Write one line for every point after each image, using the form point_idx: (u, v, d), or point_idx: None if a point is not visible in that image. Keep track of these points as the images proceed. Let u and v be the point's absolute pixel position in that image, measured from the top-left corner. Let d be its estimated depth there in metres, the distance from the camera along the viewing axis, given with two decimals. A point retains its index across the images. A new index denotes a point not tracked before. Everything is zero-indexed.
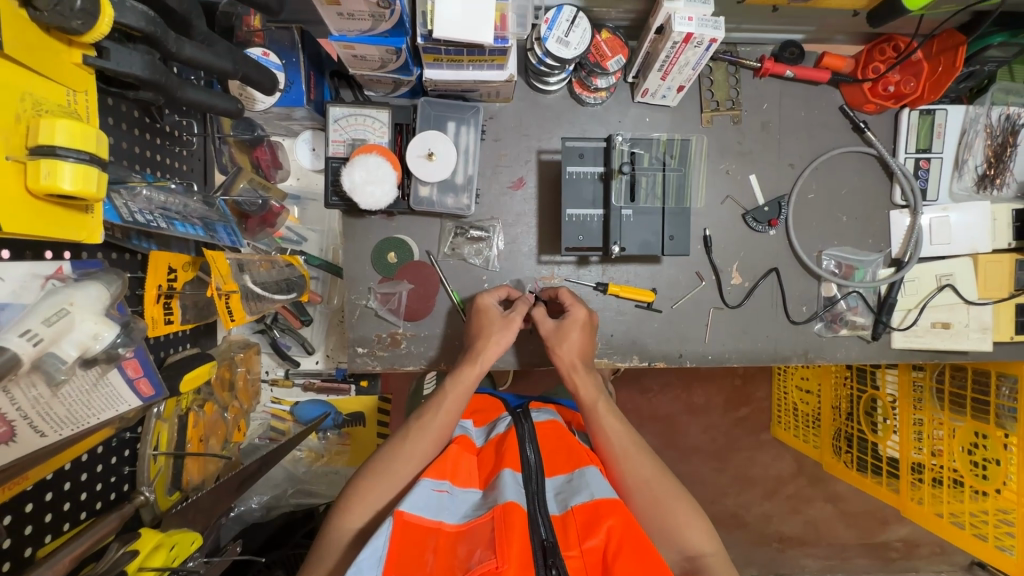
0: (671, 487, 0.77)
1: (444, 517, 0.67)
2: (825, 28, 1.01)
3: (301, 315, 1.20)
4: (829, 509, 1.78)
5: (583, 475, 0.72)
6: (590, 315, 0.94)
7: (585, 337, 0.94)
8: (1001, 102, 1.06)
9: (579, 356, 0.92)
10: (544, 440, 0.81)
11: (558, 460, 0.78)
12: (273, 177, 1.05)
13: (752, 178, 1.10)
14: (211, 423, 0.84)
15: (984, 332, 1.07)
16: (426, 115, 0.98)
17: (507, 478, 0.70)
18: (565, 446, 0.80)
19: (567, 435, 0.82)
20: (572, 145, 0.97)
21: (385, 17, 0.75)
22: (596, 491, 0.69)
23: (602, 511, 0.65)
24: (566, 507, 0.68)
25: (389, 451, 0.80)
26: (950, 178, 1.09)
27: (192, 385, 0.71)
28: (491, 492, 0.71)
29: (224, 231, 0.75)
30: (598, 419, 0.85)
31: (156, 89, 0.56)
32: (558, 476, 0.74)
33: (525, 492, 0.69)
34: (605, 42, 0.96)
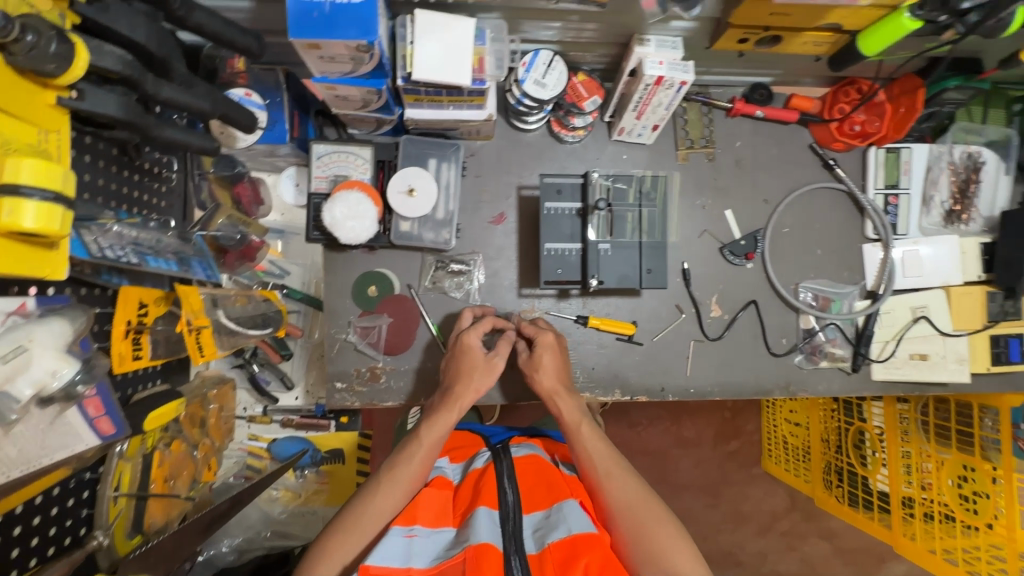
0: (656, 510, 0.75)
1: (412, 562, 0.65)
2: (791, 71, 1.06)
3: (281, 349, 1.18)
4: (825, 547, 1.71)
5: (561, 510, 0.70)
6: (558, 337, 0.94)
7: (559, 364, 0.93)
8: (962, 141, 1.10)
9: (556, 383, 0.91)
10: (523, 474, 0.79)
11: (537, 493, 0.76)
12: (255, 212, 1.06)
13: (728, 214, 1.13)
14: (177, 462, 0.81)
15: (961, 363, 1.08)
16: (407, 153, 1.01)
17: (482, 516, 0.68)
18: (545, 480, 0.77)
19: (547, 468, 0.80)
20: (550, 182, 1.00)
21: (365, 61, 0.77)
22: (573, 527, 0.67)
23: (578, 549, 0.63)
24: (543, 545, 0.66)
25: (359, 501, 0.78)
26: (919, 213, 1.12)
27: (159, 422, 0.70)
28: (464, 530, 0.69)
29: (198, 266, 0.75)
30: (581, 440, 0.83)
31: (131, 129, 0.58)
32: (536, 513, 0.72)
33: (500, 532, 0.67)
34: (581, 84, 0.99)
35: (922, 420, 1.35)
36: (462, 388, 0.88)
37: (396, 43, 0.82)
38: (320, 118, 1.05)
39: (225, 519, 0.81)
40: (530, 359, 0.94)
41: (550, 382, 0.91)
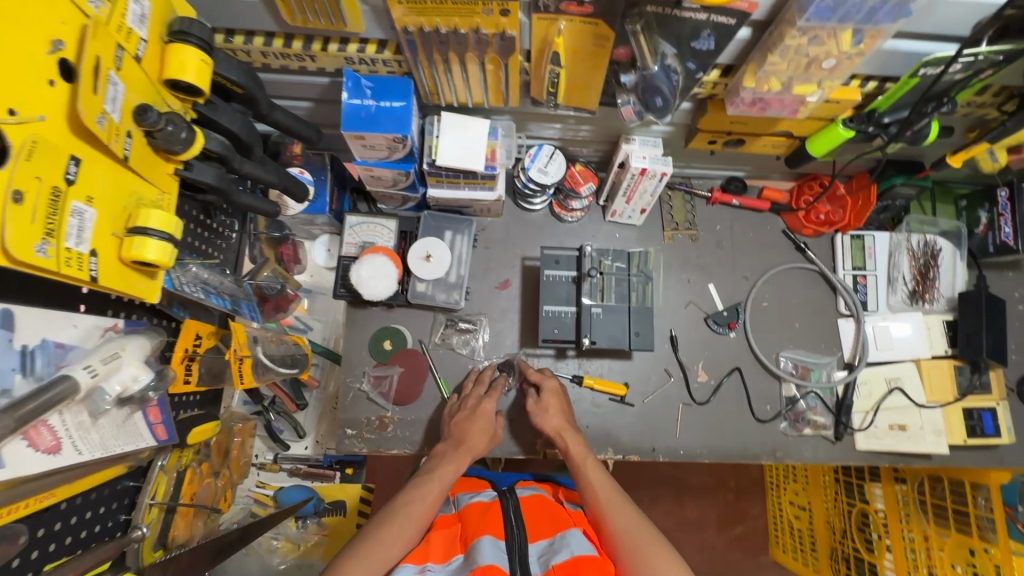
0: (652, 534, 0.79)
1: None
2: (760, 168, 1.24)
3: (297, 399, 1.26)
4: None
5: (564, 537, 0.76)
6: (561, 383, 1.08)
7: (561, 407, 1.04)
8: (918, 230, 1.24)
9: (561, 423, 1.01)
10: (527, 509, 0.85)
11: (540, 524, 0.82)
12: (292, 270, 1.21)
13: (711, 288, 1.25)
14: (202, 481, 0.84)
15: (939, 436, 1.14)
16: (427, 225, 1.17)
17: (487, 543, 0.74)
18: (548, 515, 0.84)
19: (548, 506, 0.86)
20: (550, 253, 1.14)
21: (399, 149, 0.95)
22: (575, 549, 0.73)
23: (581, 569, 0.69)
24: (548, 567, 0.72)
25: (374, 527, 0.80)
26: (886, 292, 1.24)
27: (198, 438, 0.78)
28: (470, 555, 0.74)
29: (245, 308, 0.87)
30: (584, 473, 0.91)
31: (219, 195, 0.68)
32: (541, 540, 0.78)
33: (505, 559, 0.73)
34: (578, 172, 1.17)
35: (920, 500, 1.35)
36: (472, 437, 0.99)
37: (424, 137, 1.00)
38: (354, 195, 1.22)
39: (234, 547, 0.85)
40: (536, 403, 1.06)
41: (557, 418, 1.01)
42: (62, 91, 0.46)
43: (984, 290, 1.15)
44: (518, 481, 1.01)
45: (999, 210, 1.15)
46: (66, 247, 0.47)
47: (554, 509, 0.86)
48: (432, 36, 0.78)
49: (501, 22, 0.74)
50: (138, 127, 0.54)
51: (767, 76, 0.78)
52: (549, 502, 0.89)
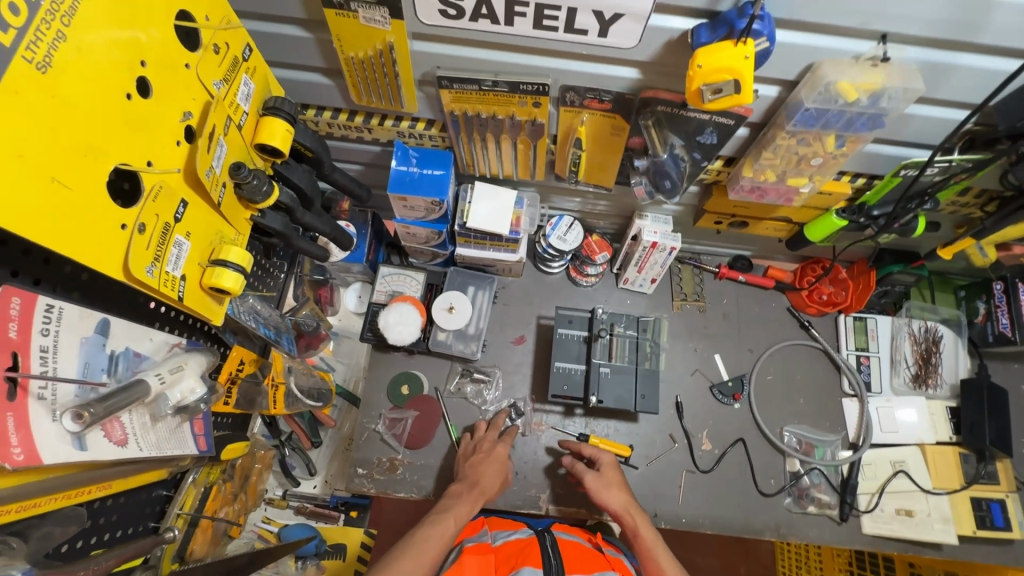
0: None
1: None
2: (764, 249, 1.33)
3: (313, 436, 1.30)
4: None
5: None
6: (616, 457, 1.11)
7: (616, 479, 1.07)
8: (919, 316, 1.29)
9: (626, 501, 1.03)
10: (566, 550, 0.88)
11: (579, 566, 0.85)
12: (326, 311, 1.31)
13: (717, 358, 1.31)
14: (222, 497, 0.89)
15: (946, 524, 1.13)
16: (453, 280, 1.27)
17: None
18: (586, 561, 0.87)
19: (586, 551, 0.90)
20: (564, 313, 1.22)
21: (436, 211, 1.07)
22: None
23: None
24: None
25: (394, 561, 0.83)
26: (889, 374, 1.27)
27: (229, 456, 0.87)
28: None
29: (286, 340, 0.95)
30: (656, 560, 0.94)
31: (282, 237, 0.79)
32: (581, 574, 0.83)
33: None
34: (595, 242, 1.27)
35: None
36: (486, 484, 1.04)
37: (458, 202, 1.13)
38: (389, 248, 1.34)
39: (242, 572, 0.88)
40: (598, 478, 1.07)
41: (622, 497, 1.03)
42: (185, 150, 0.59)
43: (985, 378, 1.18)
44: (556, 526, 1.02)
45: (996, 301, 1.21)
46: (165, 269, 0.57)
47: (591, 554, 0.90)
48: (474, 119, 0.92)
49: (534, 111, 0.87)
50: (231, 180, 0.66)
51: (763, 168, 0.89)
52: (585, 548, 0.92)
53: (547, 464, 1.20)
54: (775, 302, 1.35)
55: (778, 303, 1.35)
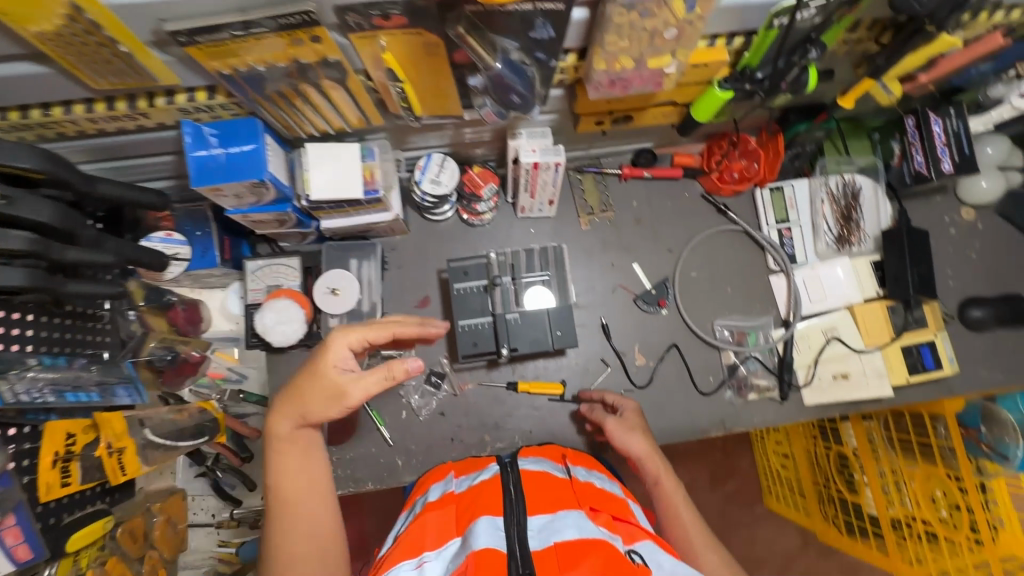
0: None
1: None
2: (665, 136, 1.19)
3: (241, 452, 1.24)
4: None
5: (565, 517, 0.70)
6: (639, 408, 1.03)
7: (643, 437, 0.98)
8: (836, 171, 1.20)
9: (652, 451, 0.96)
10: (530, 480, 0.80)
11: (543, 494, 0.76)
12: (191, 331, 1.08)
13: (635, 266, 1.22)
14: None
15: (882, 378, 1.13)
16: (330, 257, 1.13)
17: (483, 523, 0.69)
18: (551, 489, 0.78)
19: (552, 479, 0.80)
20: (457, 265, 1.09)
21: (266, 193, 0.90)
22: (584, 530, 0.67)
23: (584, 553, 0.63)
24: (548, 544, 0.66)
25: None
26: (812, 240, 1.21)
27: (82, 542, 0.75)
28: (468, 538, 0.69)
29: (121, 393, 0.85)
30: (675, 512, 0.90)
31: (42, 290, 0.67)
32: (541, 515, 0.72)
33: (504, 538, 0.68)
34: (477, 174, 1.13)
35: (888, 435, 1.49)
36: None
37: (296, 172, 0.95)
38: (253, 237, 1.17)
39: None
40: (619, 421, 1.00)
41: (649, 446, 0.95)
42: None
43: (905, 224, 1.12)
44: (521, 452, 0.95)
45: (909, 138, 1.12)
46: None
47: (583, 485, 0.82)
48: (253, 75, 0.73)
49: (319, 48, 0.70)
50: None
51: (614, 54, 0.74)
52: (549, 475, 0.82)
53: (482, 421, 1.15)
54: (686, 192, 1.25)
55: (690, 191, 1.25)
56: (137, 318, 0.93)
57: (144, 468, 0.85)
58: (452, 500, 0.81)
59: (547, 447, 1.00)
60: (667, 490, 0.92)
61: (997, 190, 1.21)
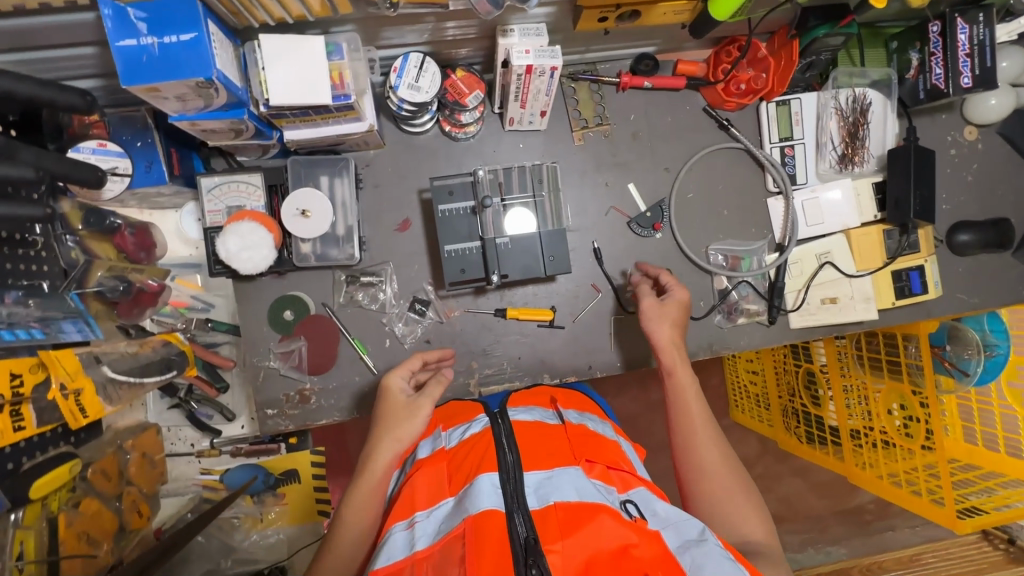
0: (735, 477, 0.84)
1: (417, 545, 0.67)
2: (670, 39, 1.06)
3: (216, 381, 1.20)
4: (799, 484, 1.80)
5: (563, 474, 0.71)
6: (689, 297, 1.00)
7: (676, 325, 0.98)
8: (847, 84, 1.12)
9: (671, 343, 0.96)
10: (523, 434, 0.81)
11: (537, 447, 0.78)
12: (143, 258, 0.97)
13: (630, 186, 1.15)
14: (97, 521, 0.87)
15: (868, 302, 1.13)
16: (297, 173, 1.01)
17: (482, 482, 0.69)
18: (544, 441, 0.80)
19: (545, 431, 0.82)
20: (441, 183, 1.00)
21: (214, 96, 0.77)
22: (583, 492, 0.68)
23: (585, 513, 0.64)
24: (546, 503, 0.67)
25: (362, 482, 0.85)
26: (815, 160, 1.15)
27: (49, 485, 0.77)
28: (463, 499, 0.70)
29: (68, 327, 0.78)
30: (684, 401, 0.92)
31: None
32: (537, 472, 0.72)
33: (503, 494, 0.69)
34: (460, 80, 0.99)
35: (858, 353, 1.53)
36: None
37: (249, 71, 0.81)
38: (205, 149, 1.03)
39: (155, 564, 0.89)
40: (655, 305, 0.99)
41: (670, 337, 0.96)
42: None
43: (913, 143, 1.07)
44: (510, 399, 0.98)
45: (931, 48, 1.03)
46: None
47: (575, 435, 0.84)
48: None
49: None
50: None
51: None
52: (542, 428, 0.84)
53: (469, 348, 1.11)
54: (688, 105, 1.15)
55: (693, 104, 1.15)
56: (76, 244, 0.82)
57: (107, 407, 0.83)
58: (446, 456, 0.82)
59: (538, 392, 1.04)
60: (682, 381, 0.93)
61: (1005, 109, 1.16)
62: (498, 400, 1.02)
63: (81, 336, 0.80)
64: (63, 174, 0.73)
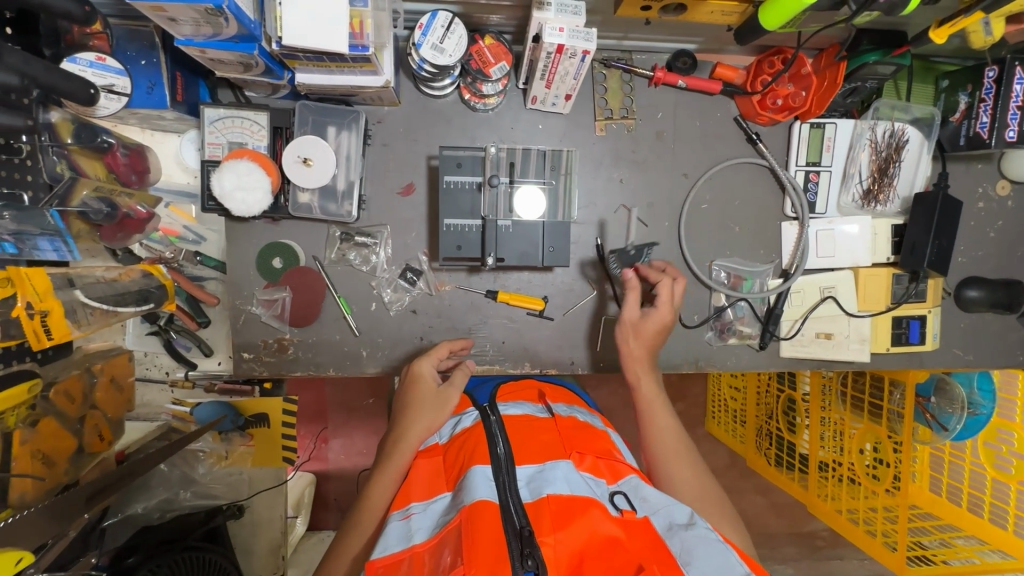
0: (686, 451, 0.86)
1: (413, 537, 0.67)
2: (713, 40, 1.01)
3: (197, 316, 1.18)
4: (760, 502, 1.80)
5: (555, 467, 0.72)
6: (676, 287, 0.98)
7: (657, 337, 0.98)
8: (887, 117, 1.07)
9: (642, 354, 0.98)
10: (512, 425, 0.83)
11: (528, 439, 0.80)
12: (134, 183, 0.96)
13: (644, 186, 1.11)
14: (54, 441, 0.86)
15: (863, 344, 1.11)
16: (304, 119, 0.97)
17: (477, 474, 0.70)
18: (534, 432, 0.82)
19: (533, 422, 0.85)
20: (450, 154, 0.96)
21: (224, 25, 0.73)
22: (573, 486, 0.69)
23: (576, 506, 0.66)
24: (539, 496, 0.68)
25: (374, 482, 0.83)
26: (838, 191, 1.10)
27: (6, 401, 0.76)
28: (459, 492, 0.70)
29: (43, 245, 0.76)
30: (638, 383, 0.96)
31: None
32: (529, 466, 0.74)
33: (495, 486, 0.70)
34: (487, 48, 0.94)
35: (842, 390, 1.53)
36: None
37: (266, 5, 0.77)
38: (213, 79, 0.99)
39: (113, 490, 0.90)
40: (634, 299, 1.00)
41: (642, 349, 0.97)
42: None
43: (942, 191, 1.02)
44: (498, 392, 0.97)
45: (982, 94, 0.97)
46: None
47: (565, 427, 0.84)
48: None
49: None
50: None
51: None
52: (530, 420, 0.86)
53: (454, 324, 1.09)
54: (719, 111, 1.10)
55: (724, 112, 1.11)
56: (62, 158, 0.78)
57: (75, 332, 0.77)
58: (440, 451, 0.83)
59: (526, 384, 1.03)
60: (657, 411, 0.92)
61: None
62: (485, 391, 0.98)
63: (57, 256, 0.80)
64: (56, 86, 0.70)
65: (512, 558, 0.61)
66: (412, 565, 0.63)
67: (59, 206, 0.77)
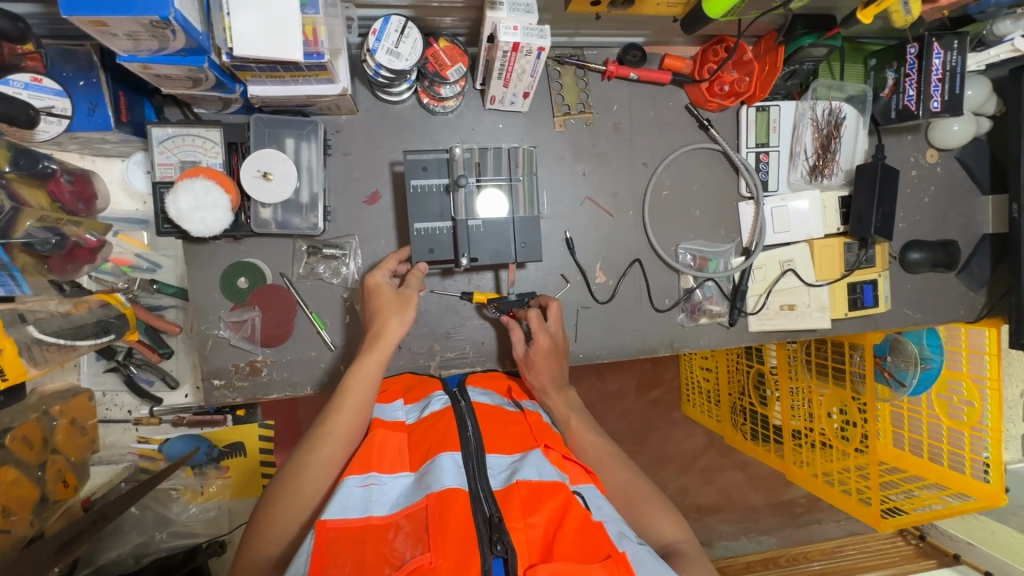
0: (618, 462, 0.85)
1: (373, 510, 0.67)
2: (660, 32, 1.04)
3: (159, 347, 1.11)
4: (739, 477, 1.85)
5: (524, 458, 0.74)
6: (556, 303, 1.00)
7: (550, 361, 0.98)
8: (825, 96, 1.14)
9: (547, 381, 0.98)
10: (483, 414, 0.84)
11: (498, 429, 0.81)
12: (80, 209, 0.97)
13: (606, 178, 1.14)
14: (15, 490, 0.89)
15: (823, 312, 1.17)
16: (260, 133, 0.94)
17: (444, 460, 0.70)
18: (504, 423, 0.83)
19: (504, 414, 0.86)
20: (415, 158, 0.96)
21: (170, 38, 0.71)
22: (543, 472, 0.70)
23: (545, 493, 0.67)
24: (509, 482, 0.69)
25: (328, 426, 0.78)
26: (787, 169, 1.17)
27: None
28: (424, 476, 0.70)
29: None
30: (550, 399, 0.96)
31: None
32: (500, 455, 0.75)
33: (464, 473, 0.70)
34: (442, 50, 0.94)
35: (806, 358, 1.60)
36: None
37: (212, 16, 0.75)
38: (159, 97, 0.95)
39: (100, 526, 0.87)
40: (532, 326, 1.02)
41: (546, 376, 0.97)
42: None
43: (880, 160, 1.09)
44: (471, 378, 1.00)
45: (907, 69, 1.05)
46: None
47: (535, 421, 0.86)
48: None
49: None
50: None
51: None
52: (500, 411, 0.87)
53: (432, 329, 1.09)
54: (672, 101, 1.15)
55: (675, 101, 1.15)
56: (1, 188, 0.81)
57: (31, 371, 0.76)
58: (405, 428, 0.83)
59: (498, 376, 1.05)
60: (575, 425, 0.92)
61: (966, 135, 1.20)
62: (458, 378, 1.02)
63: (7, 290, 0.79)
64: None
65: (481, 545, 0.60)
66: (371, 536, 0.63)
67: (1, 238, 0.78)
